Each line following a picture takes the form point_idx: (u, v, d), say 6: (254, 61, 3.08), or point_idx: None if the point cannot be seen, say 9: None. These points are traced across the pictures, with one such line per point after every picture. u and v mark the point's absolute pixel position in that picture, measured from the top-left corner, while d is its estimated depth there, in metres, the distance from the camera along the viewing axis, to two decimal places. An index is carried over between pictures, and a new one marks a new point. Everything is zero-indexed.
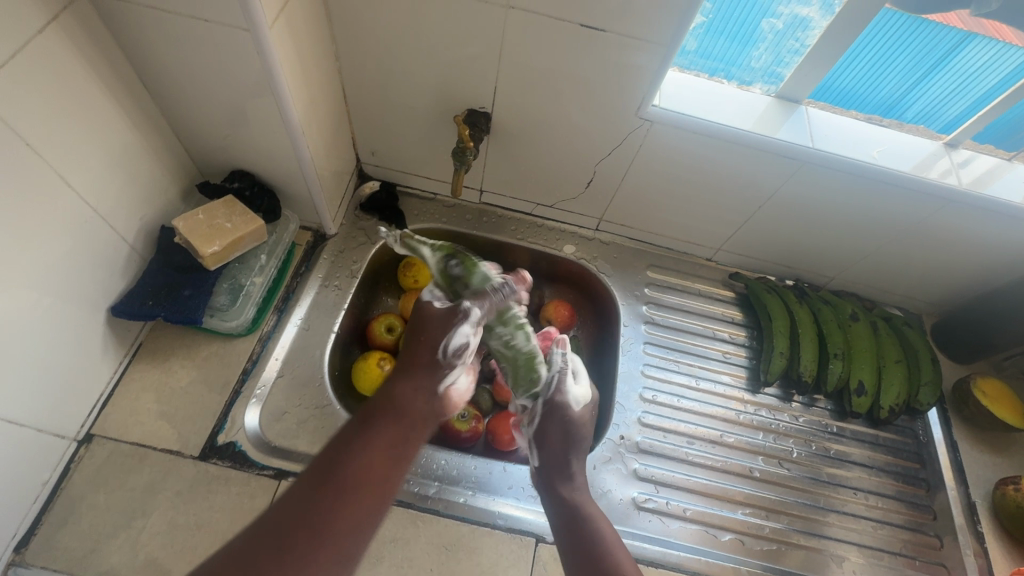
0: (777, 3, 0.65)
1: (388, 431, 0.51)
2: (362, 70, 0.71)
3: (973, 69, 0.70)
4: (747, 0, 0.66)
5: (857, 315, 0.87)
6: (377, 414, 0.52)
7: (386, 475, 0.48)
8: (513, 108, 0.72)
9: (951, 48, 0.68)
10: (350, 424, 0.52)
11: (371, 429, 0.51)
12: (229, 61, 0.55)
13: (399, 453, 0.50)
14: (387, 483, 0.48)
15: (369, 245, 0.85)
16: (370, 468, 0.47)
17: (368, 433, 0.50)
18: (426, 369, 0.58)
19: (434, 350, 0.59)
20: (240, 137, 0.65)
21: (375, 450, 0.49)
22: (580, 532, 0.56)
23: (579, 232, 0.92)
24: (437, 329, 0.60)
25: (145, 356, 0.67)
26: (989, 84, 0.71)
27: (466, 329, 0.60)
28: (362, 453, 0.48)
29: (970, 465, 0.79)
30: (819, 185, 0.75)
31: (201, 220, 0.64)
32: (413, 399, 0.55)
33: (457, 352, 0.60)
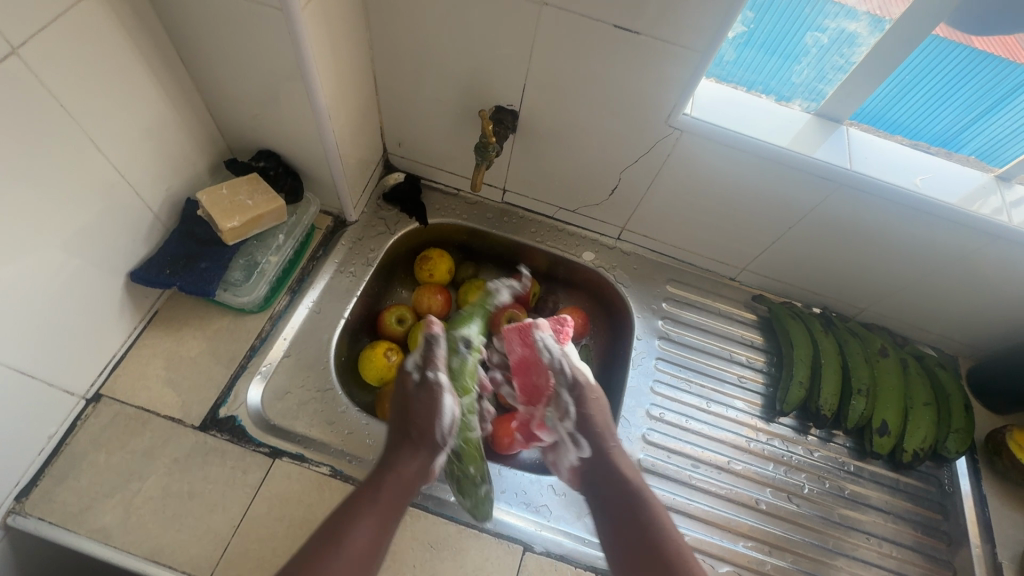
0: (823, 16, 0.63)
1: (384, 505, 0.57)
2: (394, 60, 0.71)
3: None
4: (791, 12, 0.64)
5: (886, 350, 0.83)
6: (381, 486, 0.58)
7: (380, 545, 0.54)
8: (540, 108, 0.71)
9: (1017, 86, 0.64)
10: (358, 494, 0.57)
11: (371, 499, 0.57)
12: (263, 40, 0.56)
13: (390, 525, 0.56)
14: (377, 556, 0.54)
15: (387, 235, 0.85)
16: (367, 542, 0.53)
17: (368, 503, 0.56)
18: (425, 446, 0.62)
19: (429, 432, 0.63)
20: (269, 117, 0.66)
21: (372, 523, 0.55)
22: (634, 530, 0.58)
23: (599, 240, 0.90)
24: (423, 410, 0.64)
25: (159, 323, 0.69)
26: None
27: (451, 404, 0.65)
28: (363, 524, 0.54)
29: (999, 523, 0.74)
30: (855, 211, 0.72)
31: (224, 196, 0.66)
32: (408, 473, 0.60)
33: (445, 430, 0.64)
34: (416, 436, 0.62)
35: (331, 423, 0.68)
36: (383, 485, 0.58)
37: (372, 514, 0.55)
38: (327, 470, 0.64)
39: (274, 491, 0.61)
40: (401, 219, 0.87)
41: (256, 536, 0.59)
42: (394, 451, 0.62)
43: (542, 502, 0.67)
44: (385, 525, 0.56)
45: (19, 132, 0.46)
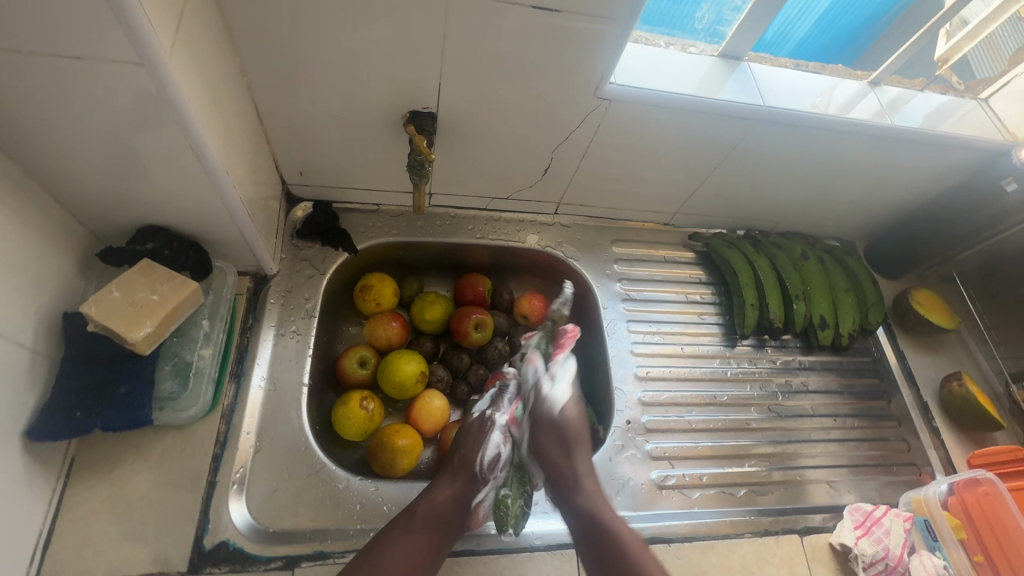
0: None
1: (414, 537, 0.56)
2: (279, 83, 0.61)
3: None
4: None
5: (806, 254, 0.93)
6: (416, 514, 0.58)
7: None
8: (458, 105, 0.66)
9: None
10: (389, 527, 0.57)
11: (410, 528, 0.57)
12: (121, 102, 0.44)
13: (426, 558, 0.56)
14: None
15: (319, 276, 0.75)
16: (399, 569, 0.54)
17: (406, 530, 0.56)
18: (466, 482, 0.63)
19: (471, 459, 0.64)
20: (145, 190, 0.53)
21: (406, 552, 0.55)
22: (603, 544, 0.58)
23: (538, 219, 0.88)
24: (473, 443, 0.66)
25: (83, 471, 0.56)
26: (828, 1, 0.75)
27: (497, 439, 0.67)
28: (396, 552, 0.55)
29: (917, 370, 0.89)
30: (769, 140, 0.77)
31: (120, 299, 0.53)
32: (449, 507, 0.60)
33: (490, 465, 0.65)
34: (463, 466, 0.64)
35: (337, 504, 0.61)
36: (417, 515, 0.58)
37: (409, 544, 0.55)
38: None
39: None
40: (328, 254, 0.77)
41: None
42: (441, 480, 0.62)
43: None
44: (420, 557, 0.55)
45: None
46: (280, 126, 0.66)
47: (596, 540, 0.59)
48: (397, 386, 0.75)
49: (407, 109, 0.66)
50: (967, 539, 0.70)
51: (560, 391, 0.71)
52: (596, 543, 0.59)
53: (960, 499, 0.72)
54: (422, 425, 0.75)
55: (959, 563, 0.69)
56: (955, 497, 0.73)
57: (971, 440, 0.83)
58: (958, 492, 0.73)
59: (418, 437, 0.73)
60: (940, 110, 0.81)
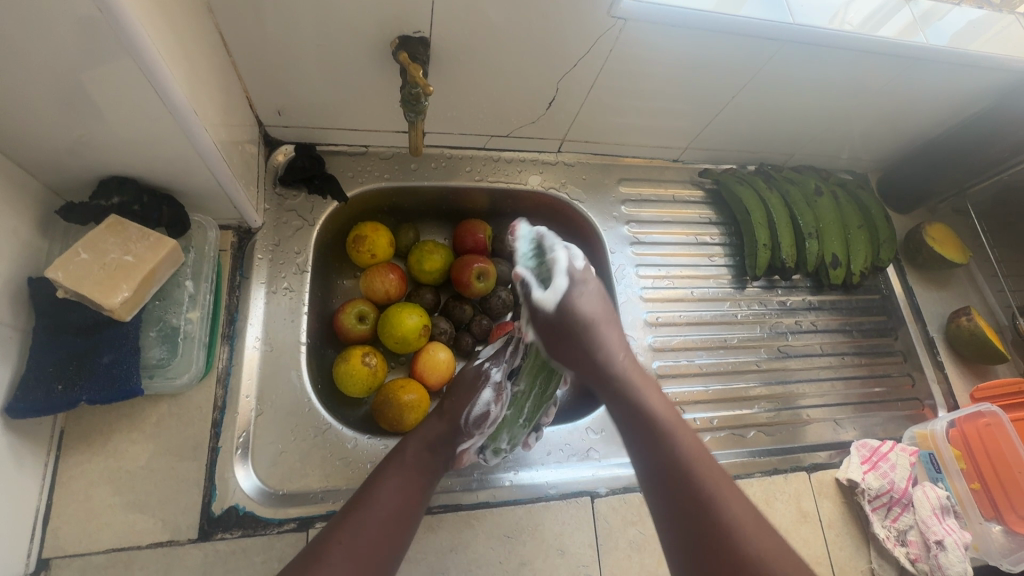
0: None
1: (407, 477, 0.52)
2: (247, 4, 0.53)
3: None
4: None
5: (820, 188, 0.88)
6: (405, 449, 0.55)
7: (404, 520, 0.50)
8: (454, 29, 0.58)
9: None
10: (384, 459, 0.55)
11: (401, 467, 0.53)
12: (58, 27, 0.37)
13: (417, 501, 0.52)
14: (403, 527, 0.50)
15: (310, 228, 0.70)
16: (391, 507, 0.50)
17: (396, 470, 0.52)
18: (451, 432, 0.58)
19: (458, 414, 0.59)
20: (102, 136, 0.46)
21: (396, 491, 0.51)
22: (686, 485, 0.45)
23: (540, 158, 0.82)
24: (465, 397, 0.61)
25: (76, 445, 0.53)
26: None
27: (486, 397, 0.61)
28: (385, 491, 0.50)
29: (924, 305, 0.88)
30: (793, 66, 0.70)
31: (89, 261, 0.48)
32: (438, 447, 0.57)
33: (477, 421, 0.60)
34: (450, 413, 0.59)
35: (346, 463, 0.60)
36: (411, 451, 0.55)
37: (397, 482, 0.51)
38: None
39: None
40: (315, 203, 0.71)
41: None
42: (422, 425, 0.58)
43: (587, 445, 0.67)
44: (412, 495, 0.52)
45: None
46: (250, 56, 0.58)
47: (667, 498, 0.45)
48: (399, 340, 0.72)
49: (394, 34, 0.58)
50: (966, 469, 0.71)
51: (554, 290, 0.54)
52: (671, 486, 0.45)
53: (960, 430, 0.73)
54: (428, 378, 0.72)
55: (962, 495, 0.70)
56: (957, 430, 0.73)
57: (972, 373, 0.84)
58: (959, 424, 0.73)
59: (424, 391, 0.70)
60: (978, 25, 0.74)
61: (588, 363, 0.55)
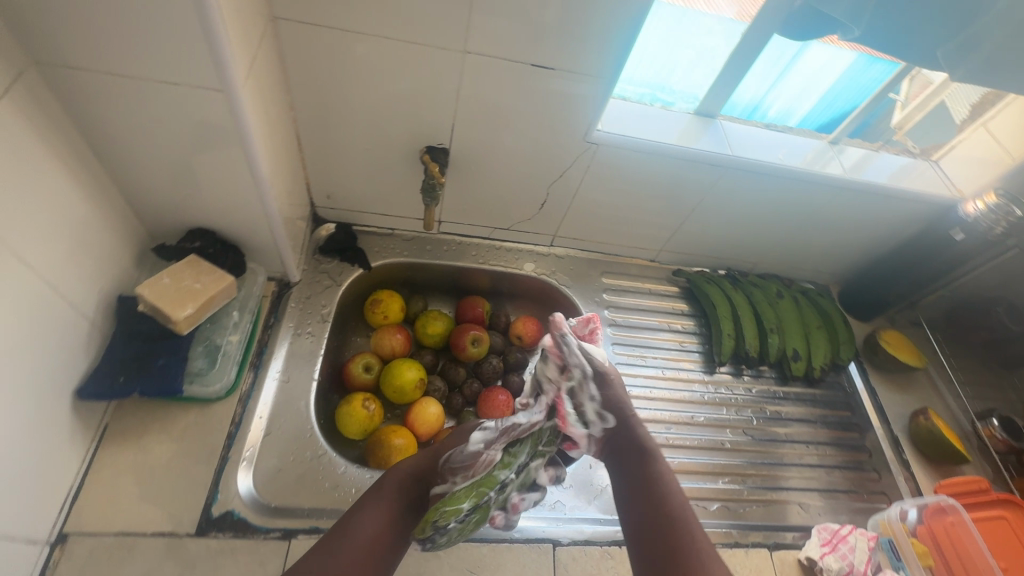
0: (673, 82, 0.82)
1: (383, 507, 0.55)
2: (321, 118, 0.72)
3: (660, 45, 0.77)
4: (661, 57, 0.79)
5: (781, 292, 1.01)
6: (387, 484, 0.58)
7: (379, 548, 0.52)
8: (470, 144, 0.77)
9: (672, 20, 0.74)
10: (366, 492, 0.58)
11: (381, 498, 0.56)
12: (196, 119, 0.54)
13: (395, 527, 0.55)
14: (376, 562, 0.51)
15: (336, 287, 0.85)
16: (367, 540, 0.52)
17: (376, 501, 0.56)
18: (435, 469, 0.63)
19: (452, 459, 0.64)
20: (203, 195, 0.63)
21: (375, 523, 0.53)
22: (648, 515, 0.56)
23: (535, 250, 0.98)
24: (456, 438, 0.66)
25: (114, 438, 0.62)
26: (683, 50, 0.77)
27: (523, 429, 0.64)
28: (365, 521, 0.53)
29: (887, 405, 0.94)
30: (738, 188, 0.87)
31: (167, 284, 0.62)
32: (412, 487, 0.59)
33: (461, 464, 0.64)
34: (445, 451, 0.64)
35: (334, 486, 0.67)
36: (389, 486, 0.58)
37: (378, 511, 0.55)
38: None
39: None
40: (345, 268, 0.87)
41: None
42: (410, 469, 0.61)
43: (554, 499, 0.72)
44: (391, 523, 0.55)
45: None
46: (315, 154, 0.77)
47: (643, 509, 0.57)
48: (396, 390, 0.82)
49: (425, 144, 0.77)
50: (936, 565, 0.73)
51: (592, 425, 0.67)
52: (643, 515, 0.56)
53: (929, 527, 0.75)
54: (418, 428, 0.81)
55: None
56: (925, 526, 0.76)
57: (937, 474, 0.87)
58: (927, 521, 0.76)
59: (412, 438, 0.78)
60: (895, 167, 0.91)
61: (617, 441, 0.66)
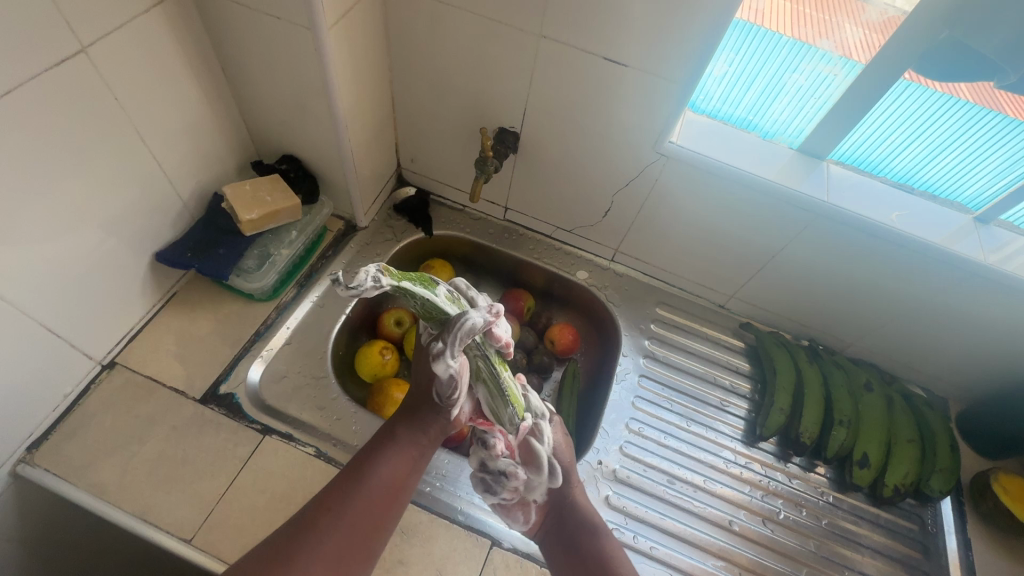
0: (773, 109, 0.73)
1: (408, 448, 0.58)
2: (412, 83, 0.79)
3: (759, 75, 0.69)
4: (757, 82, 0.70)
5: (871, 385, 0.83)
6: (399, 425, 0.59)
7: (400, 490, 0.56)
8: (540, 132, 0.77)
9: (774, 58, 0.66)
10: (380, 431, 0.60)
11: (399, 442, 0.58)
12: (292, 54, 0.64)
13: (414, 465, 0.58)
14: (398, 500, 0.56)
15: (394, 242, 0.92)
16: (389, 483, 0.55)
17: (397, 446, 0.58)
18: (432, 408, 0.60)
19: (431, 392, 0.59)
20: (295, 124, 0.74)
21: (396, 466, 0.57)
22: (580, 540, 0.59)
23: (594, 260, 0.94)
24: (425, 373, 0.59)
25: (176, 304, 0.75)
26: (785, 82, 0.69)
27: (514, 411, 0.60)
28: (385, 466, 0.56)
29: (981, 567, 0.72)
30: (834, 244, 0.75)
31: (247, 191, 0.72)
32: (430, 426, 0.60)
33: (449, 392, 0.58)
34: (426, 389, 0.59)
35: (320, 407, 0.72)
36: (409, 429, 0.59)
37: (400, 457, 0.57)
38: (312, 451, 0.67)
39: (260, 465, 0.65)
40: (409, 228, 0.94)
41: (238, 505, 0.62)
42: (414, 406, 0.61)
43: None
44: (413, 467, 0.58)
45: (70, 105, 0.52)
46: (405, 117, 0.85)
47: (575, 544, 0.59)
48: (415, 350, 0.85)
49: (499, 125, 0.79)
50: None
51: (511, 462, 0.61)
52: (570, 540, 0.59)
53: None
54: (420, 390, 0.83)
55: None
56: None
57: None
58: None
59: None
60: None
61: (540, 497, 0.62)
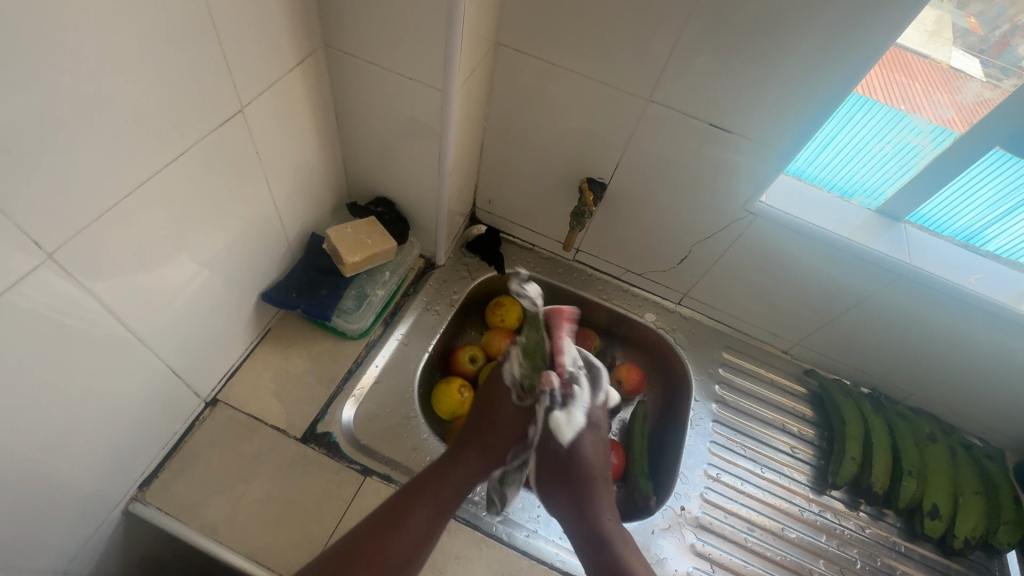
0: (856, 171, 0.76)
1: (440, 498, 0.64)
2: (504, 132, 0.82)
3: (849, 137, 0.73)
4: (846, 145, 0.74)
5: (935, 435, 0.86)
6: (435, 477, 0.65)
7: (425, 542, 0.61)
8: (627, 185, 0.80)
9: (866, 121, 0.70)
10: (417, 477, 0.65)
11: (433, 493, 0.64)
12: (411, 110, 0.66)
13: (443, 514, 0.63)
14: (421, 550, 0.61)
15: (469, 280, 0.93)
16: (418, 534, 0.61)
17: (429, 498, 0.63)
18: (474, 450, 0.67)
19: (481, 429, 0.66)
20: (396, 171, 0.76)
21: (426, 520, 0.62)
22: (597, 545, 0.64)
23: (660, 303, 0.97)
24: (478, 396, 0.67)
25: (271, 340, 0.76)
26: (874, 146, 0.73)
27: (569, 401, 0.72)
28: (418, 519, 0.61)
29: None
30: (907, 303, 0.78)
31: (349, 233, 0.74)
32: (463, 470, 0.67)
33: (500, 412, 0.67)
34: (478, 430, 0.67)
35: (413, 448, 0.73)
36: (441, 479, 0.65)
37: (429, 510, 0.62)
38: None
39: (363, 508, 0.66)
40: (482, 266, 0.96)
41: None
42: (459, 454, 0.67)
43: None
44: (441, 519, 0.63)
45: (217, 160, 0.54)
46: (490, 162, 0.88)
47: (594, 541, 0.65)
48: None
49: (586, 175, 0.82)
50: None
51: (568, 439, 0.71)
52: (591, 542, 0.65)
53: None
54: None
55: None
56: None
57: None
58: None
59: None
60: None
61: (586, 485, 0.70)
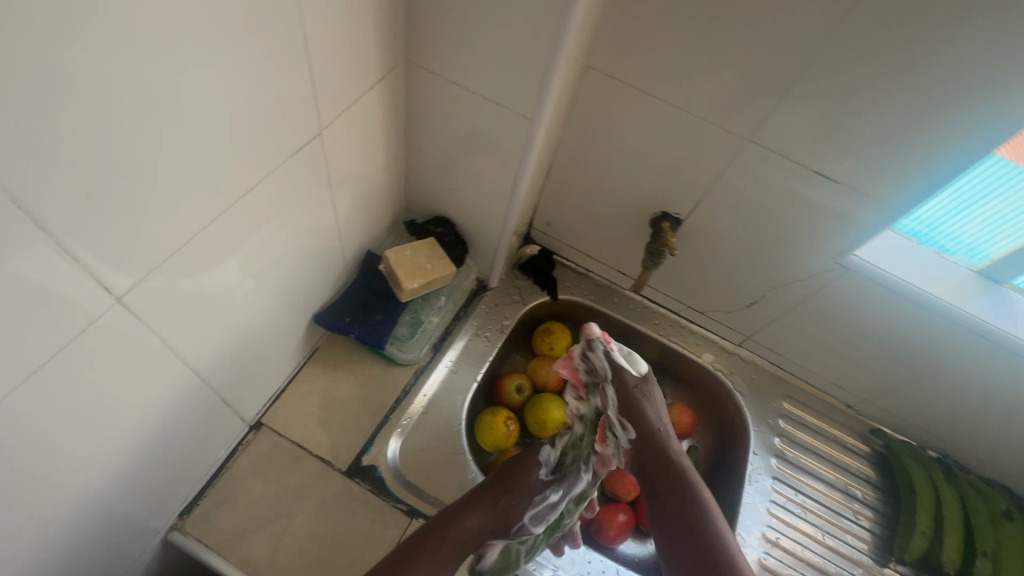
0: (963, 230, 0.69)
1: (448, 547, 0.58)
2: (575, 156, 0.77)
3: (964, 197, 0.65)
4: (960, 204, 0.66)
5: (1013, 513, 0.79)
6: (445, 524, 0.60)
7: None
8: (705, 223, 0.75)
9: (991, 181, 0.62)
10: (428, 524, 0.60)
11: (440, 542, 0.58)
12: (489, 134, 0.62)
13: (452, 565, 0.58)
14: None
15: (521, 305, 0.88)
16: None
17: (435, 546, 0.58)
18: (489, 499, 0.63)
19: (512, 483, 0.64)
20: (461, 192, 0.71)
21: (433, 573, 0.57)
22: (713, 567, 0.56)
23: (719, 343, 0.92)
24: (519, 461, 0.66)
25: (317, 362, 0.72)
26: (992, 207, 0.65)
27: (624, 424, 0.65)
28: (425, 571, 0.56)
29: None
30: (1002, 375, 0.72)
31: (407, 256, 0.71)
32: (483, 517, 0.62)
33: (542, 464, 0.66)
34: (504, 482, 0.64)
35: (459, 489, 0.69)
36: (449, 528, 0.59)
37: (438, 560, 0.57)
38: None
39: None
40: (534, 290, 0.90)
41: None
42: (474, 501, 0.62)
43: None
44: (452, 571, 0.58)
45: (288, 184, 0.51)
46: (555, 185, 0.82)
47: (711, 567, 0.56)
48: (539, 423, 0.81)
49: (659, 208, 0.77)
50: None
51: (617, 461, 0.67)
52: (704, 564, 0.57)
53: None
54: None
55: None
56: None
57: None
58: None
59: None
60: None
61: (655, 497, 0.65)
